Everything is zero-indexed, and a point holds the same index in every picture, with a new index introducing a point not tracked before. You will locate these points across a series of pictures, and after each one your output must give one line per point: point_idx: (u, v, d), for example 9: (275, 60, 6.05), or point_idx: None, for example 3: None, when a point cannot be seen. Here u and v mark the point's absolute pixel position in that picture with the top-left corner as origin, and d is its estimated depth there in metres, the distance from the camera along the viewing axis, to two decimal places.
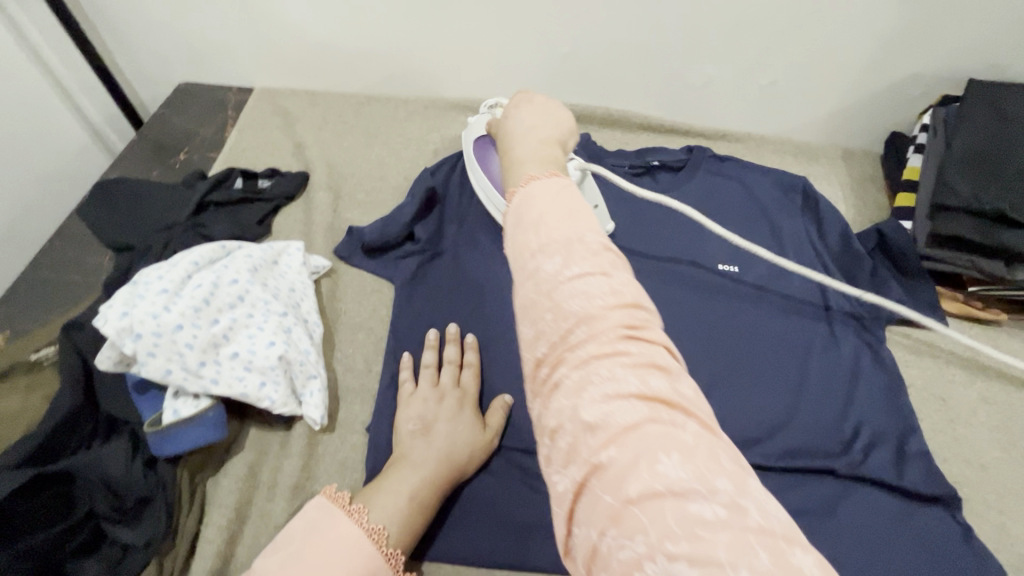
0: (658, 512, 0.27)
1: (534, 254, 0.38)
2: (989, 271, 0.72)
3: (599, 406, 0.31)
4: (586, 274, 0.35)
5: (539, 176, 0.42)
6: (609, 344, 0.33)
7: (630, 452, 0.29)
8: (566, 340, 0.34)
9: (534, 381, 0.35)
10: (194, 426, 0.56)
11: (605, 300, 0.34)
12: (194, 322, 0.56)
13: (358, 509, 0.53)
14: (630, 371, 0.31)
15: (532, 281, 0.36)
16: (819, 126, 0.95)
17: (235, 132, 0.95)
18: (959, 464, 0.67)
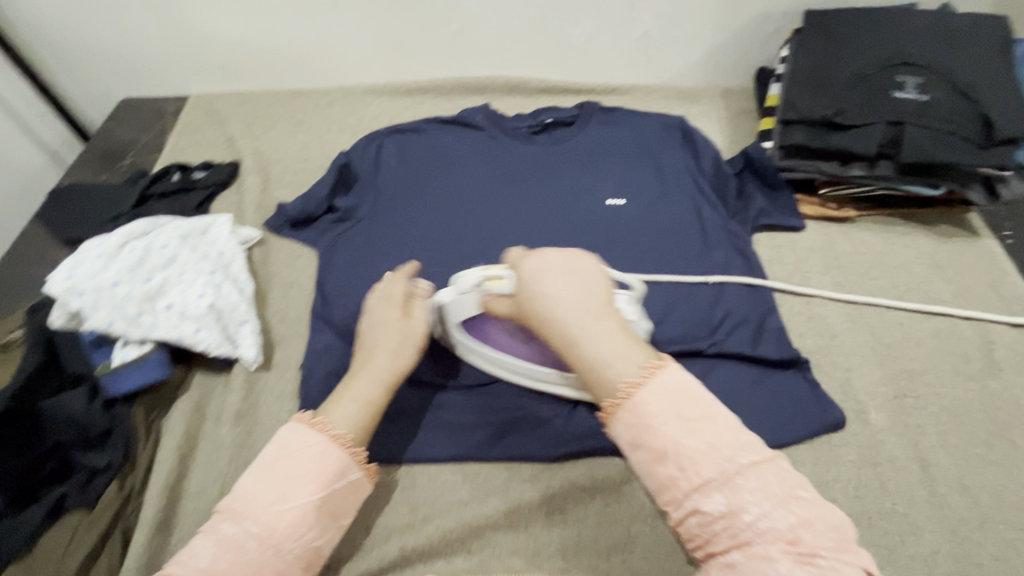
0: (762, 553, 0.44)
1: (668, 461, 0.48)
2: (828, 171, 0.83)
3: (723, 496, 0.46)
4: (720, 483, 0.46)
5: (646, 378, 0.51)
6: (710, 457, 0.47)
7: (753, 525, 0.45)
8: (697, 490, 0.47)
9: (657, 485, 0.49)
10: (140, 367, 0.67)
11: (729, 478, 0.46)
12: (130, 281, 0.67)
13: (338, 431, 0.58)
14: (726, 471, 0.46)
15: (651, 425, 0.49)
16: (697, 70, 1.06)
17: (173, 135, 1.05)
18: (813, 336, 0.77)
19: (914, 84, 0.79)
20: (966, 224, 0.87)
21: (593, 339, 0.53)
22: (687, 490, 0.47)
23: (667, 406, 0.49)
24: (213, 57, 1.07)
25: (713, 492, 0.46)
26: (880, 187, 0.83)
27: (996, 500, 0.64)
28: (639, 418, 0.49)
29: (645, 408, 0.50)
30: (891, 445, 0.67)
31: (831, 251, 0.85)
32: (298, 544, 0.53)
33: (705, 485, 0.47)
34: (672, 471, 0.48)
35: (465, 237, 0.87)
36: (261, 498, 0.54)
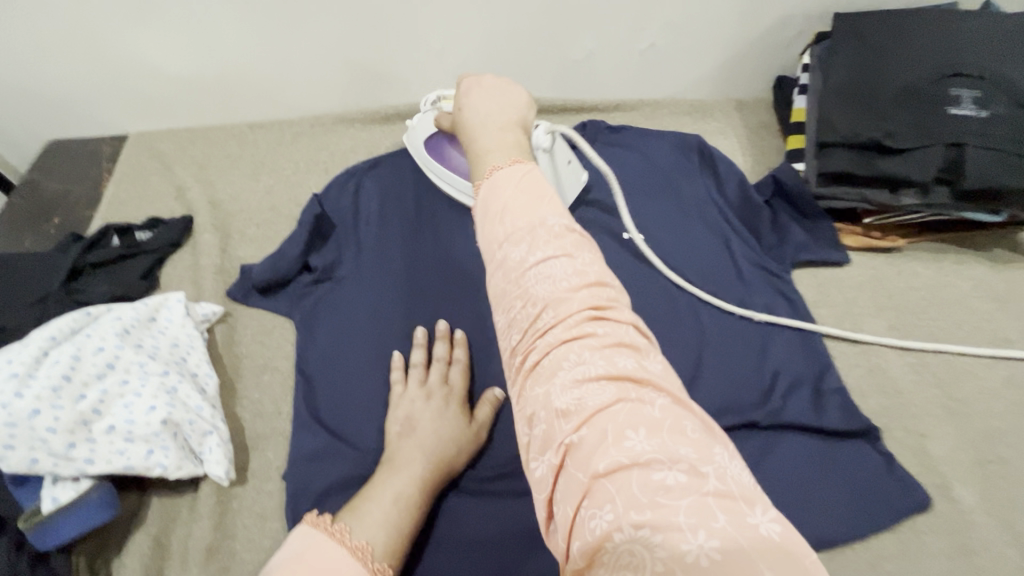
0: (591, 438, 0.35)
1: (501, 244, 0.46)
2: (876, 201, 0.73)
3: (559, 364, 0.39)
4: (550, 259, 0.43)
5: (502, 168, 0.52)
6: (580, 359, 0.39)
7: (574, 382, 0.38)
8: (536, 327, 0.41)
9: (525, 395, 0.41)
10: (76, 511, 0.53)
11: (570, 282, 0.42)
12: (55, 403, 0.53)
13: (357, 542, 0.51)
14: (566, 287, 0.42)
15: (531, 315, 0.42)
16: (707, 81, 0.95)
17: (111, 185, 0.90)
18: (876, 395, 0.68)
19: (970, 99, 0.70)
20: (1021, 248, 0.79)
21: (507, 223, 0.47)
22: (545, 392, 0.39)
23: (522, 196, 0.49)
24: (151, 89, 0.91)
25: (572, 371, 0.38)
26: (932, 215, 0.74)
27: None
28: (494, 231, 0.48)
29: (510, 249, 0.45)
30: (983, 526, 0.59)
31: (881, 288, 0.76)
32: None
33: (555, 356, 0.39)
34: (518, 301, 0.43)
35: (466, 293, 0.74)
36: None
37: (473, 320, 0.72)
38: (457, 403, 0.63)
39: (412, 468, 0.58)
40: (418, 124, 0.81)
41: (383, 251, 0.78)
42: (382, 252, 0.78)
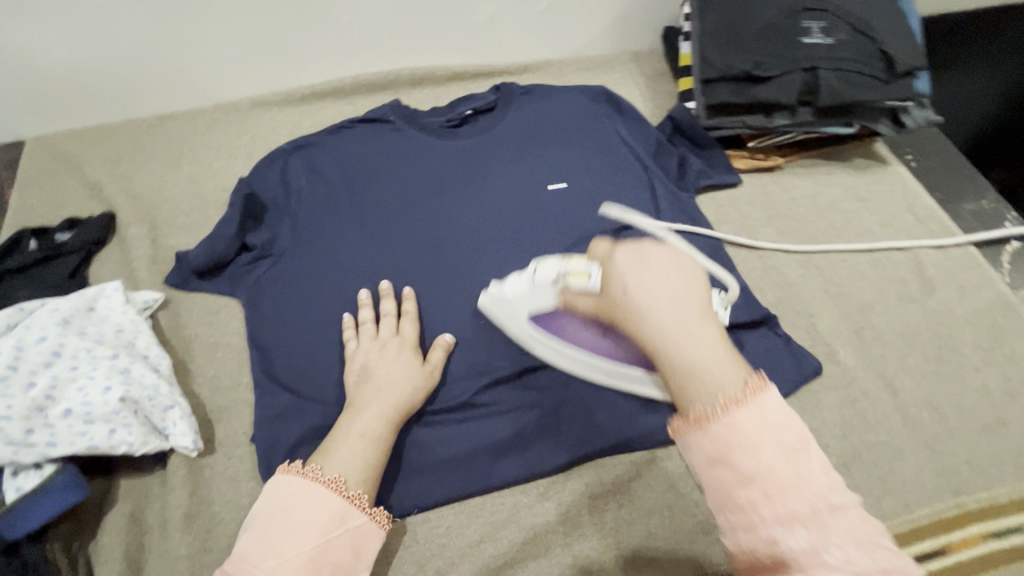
0: (813, 551, 0.37)
1: (730, 466, 0.39)
2: (753, 125, 0.84)
3: (783, 522, 0.37)
4: (793, 495, 0.38)
5: (741, 397, 0.40)
6: (792, 472, 0.38)
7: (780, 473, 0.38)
8: (752, 470, 0.38)
9: (716, 492, 0.40)
10: (44, 496, 0.53)
11: (788, 451, 0.39)
12: (5, 393, 0.54)
13: (331, 476, 0.56)
14: (791, 456, 0.39)
15: (732, 455, 0.39)
16: (605, 37, 1.03)
17: (15, 193, 0.86)
18: (772, 289, 0.79)
19: (819, 29, 0.81)
20: (875, 156, 0.93)
21: (696, 341, 0.42)
22: (736, 503, 0.39)
23: (756, 424, 0.39)
24: (42, 88, 0.86)
25: (754, 454, 0.39)
26: (801, 133, 0.86)
27: (957, 409, 0.70)
28: (731, 431, 0.39)
29: (734, 436, 0.39)
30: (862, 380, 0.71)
31: (768, 202, 0.88)
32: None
33: (762, 495, 0.38)
34: (729, 452, 0.39)
35: (408, 252, 0.78)
36: (256, 549, 0.51)
37: (419, 279, 0.76)
38: (410, 348, 0.68)
39: (376, 410, 0.62)
40: (513, 297, 0.64)
41: (323, 220, 0.81)
42: (322, 222, 0.80)
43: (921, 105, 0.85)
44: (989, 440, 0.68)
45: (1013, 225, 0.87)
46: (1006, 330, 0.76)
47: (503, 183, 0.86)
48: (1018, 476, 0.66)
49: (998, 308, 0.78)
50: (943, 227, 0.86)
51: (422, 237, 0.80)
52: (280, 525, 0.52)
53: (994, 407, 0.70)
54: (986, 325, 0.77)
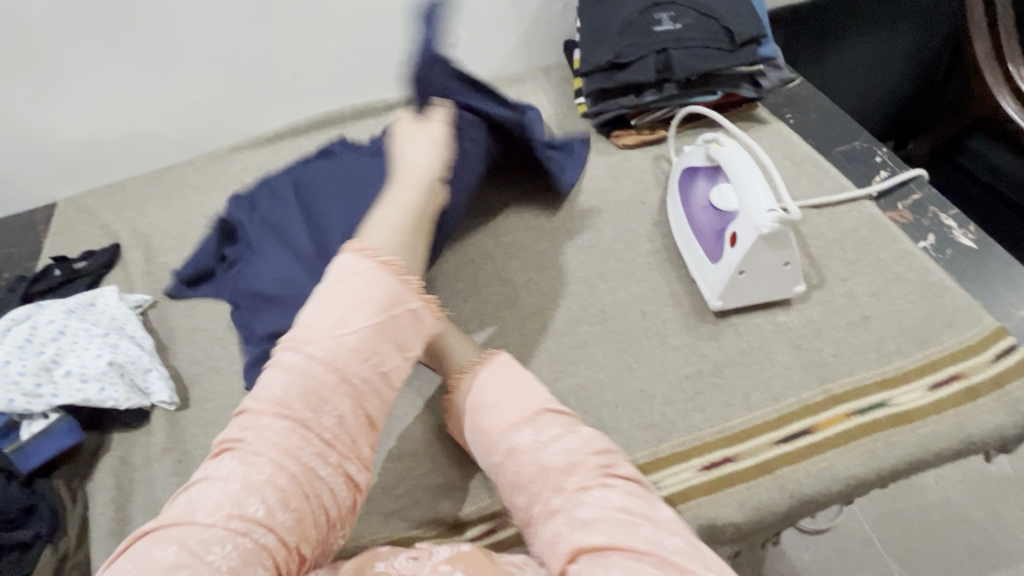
0: (616, 542, 0.50)
1: (506, 434, 0.61)
2: (627, 104, 0.98)
3: (569, 489, 0.56)
4: (558, 440, 0.59)
5: (483, 362, 0.68)
6: (557, 440, 0.59)
7: (553, 450, 0.58)
8: (534, 452, 0.59)
9: (505, 481, 0.60)
10: (50, 436, 0.69)
11: (580, 453, 0.58)
12: (21, 356, 0.70)
13: (388, 258, 0.60)
14: (577, 454, 0.58)
15: (483, 408, 0.64)
16: (513, 57, 1.21)
17: (49, 239, 1.08)
18: (656, 235, 0.89)
19: (669, 18, 0.95)
20: (755, 117, 1.04)
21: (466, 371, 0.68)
22: (525, 502, 0.58)
23: (506, 385, 0.64)
24: (66, 157, 1.10)
25: (563, 462, 0.57)
26: (675, 107, 0.99)
27: (824, 312, 0.77)
28: (480, 387, 0.65)
29: (481, 380, 0.66)
30: (743, 310, 0.78)
31: (657, 167, 1.00)
32: (351, 376, 0.55)
33: (557, 483, 0.57)
34: (499, 425, 0.61)
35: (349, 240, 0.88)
36: (317, 331, 0.55)
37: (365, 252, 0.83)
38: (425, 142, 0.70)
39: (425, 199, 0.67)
40: (689, 152, 0.86)
41: (269, 215, 0.90)
42: (268, 216, 0.90)
43: (775, 67, 0.97)
44: (855, 334, 0.74)
45: (882, 157, 0.96)
46: (873, 242, 0.83)
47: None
48: (883, 359, 0.72)
49: (866, 225, 0.86)
50: (817, 166, 0.95)
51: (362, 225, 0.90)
52: (336, 309, 0.56)
53: (859, 306, 0.77)
54: (855, 240, 0.84)
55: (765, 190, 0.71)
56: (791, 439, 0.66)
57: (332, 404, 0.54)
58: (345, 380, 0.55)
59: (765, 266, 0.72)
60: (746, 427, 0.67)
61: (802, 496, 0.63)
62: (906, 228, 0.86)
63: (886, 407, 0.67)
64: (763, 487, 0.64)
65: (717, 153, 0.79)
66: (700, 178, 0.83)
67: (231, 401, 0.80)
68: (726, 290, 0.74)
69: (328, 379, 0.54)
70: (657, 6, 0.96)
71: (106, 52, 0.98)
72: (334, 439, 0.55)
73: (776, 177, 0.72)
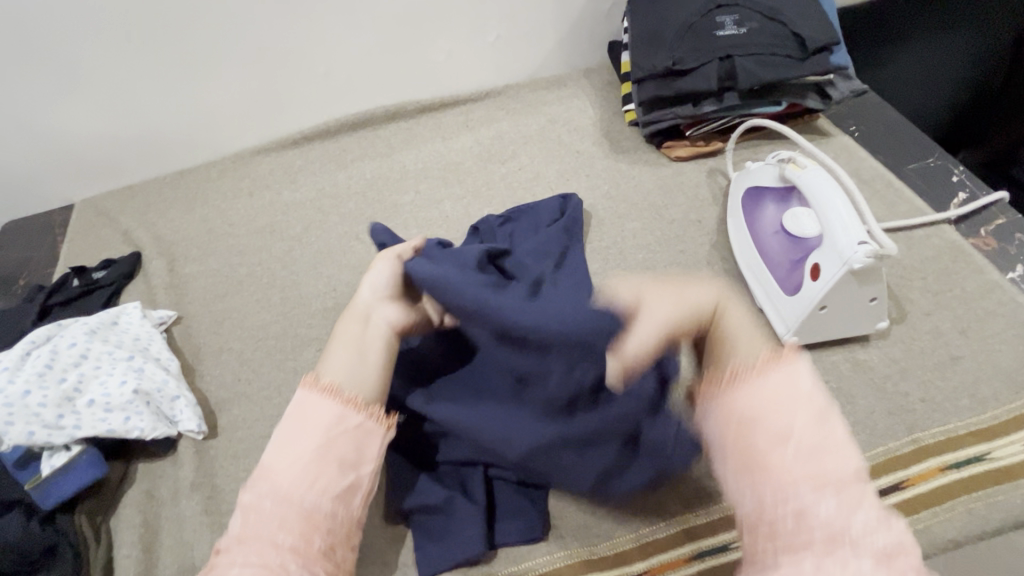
0: None
1: (779, 462, 0.44)
2: (685, 114, 0.91)
3: (842, 550, 0.41)
4: (846, 500, 0.43)
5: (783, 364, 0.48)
6: (842, 481, 0.43)
7: (810, 493, 0.43)
8: (806, 499, 0.43)
9: (739, 467, 0.46)
10: (71, 471, 0.64)
11: (866, 511, 0.42)
12: (41, 385, 0.66)
13: (326, 383, 0.55)
14: (862, 518, 0.42)
15: (759, 424, 0.46)
16: (555, 58, 1.15)
17: (66, 244, 1.03)
18: (717, 258, 0.83)
19: (732, 22, 0.88)
20: (818, 130, 0.97)
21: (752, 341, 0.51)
22: (767, 525, 0.44)
23: (792, 400, 0.46)
24: (85, 157, 1.05)
25: (825, 501, 0.42)
26: (735, 117, 0.92)
27: (908, 351, 0.70)
28: (759, 394, 0.47)
29: (770, 388, 0.47)
30: (818, 345, 0.72)
31: (713, 182, 0.93)
32: (318, 491, 0.50)
33: (825, 536, 0.42)
34: (758, 438, 0.46)
35: None
36: (289, 469, 0.50)
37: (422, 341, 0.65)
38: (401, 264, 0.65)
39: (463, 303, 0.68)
40: (754, 169, 0.80)
41: None
42: None
43: (845, 77, 0.90)
44: (944, 378, 0.68)
45: (960, 177, 0.89)
46: (957, 273, 0.77)
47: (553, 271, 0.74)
48: (975, 407, 0.66)
49: (948, 253, 0.79)
50: (890, 185, 0.88)
51: None
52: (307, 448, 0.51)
53: (946, 345, 0.71)
54: (937, 269, 0.77)
55: (852, 219, 0.64)
56: (881, 496, 0.61)
57: (311, 497, 0.49)
58: (318, 489, 0.50)
59: (850, 303, 0.66)
60: None
61: None
62: (991, 257, 0.79)
63: (983, 461, 0.63)
64: None
65: (793, 173, 0.72)
66: (768, 202, 0.77)
67: (263, 430, 0.75)
68: (803, 325, 0.68)
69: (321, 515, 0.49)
70: (719, 9, 0.89)
71: (130, 47, 0.92)
72: (332, 522, 0.50)
73: (864, 204, 0.65)
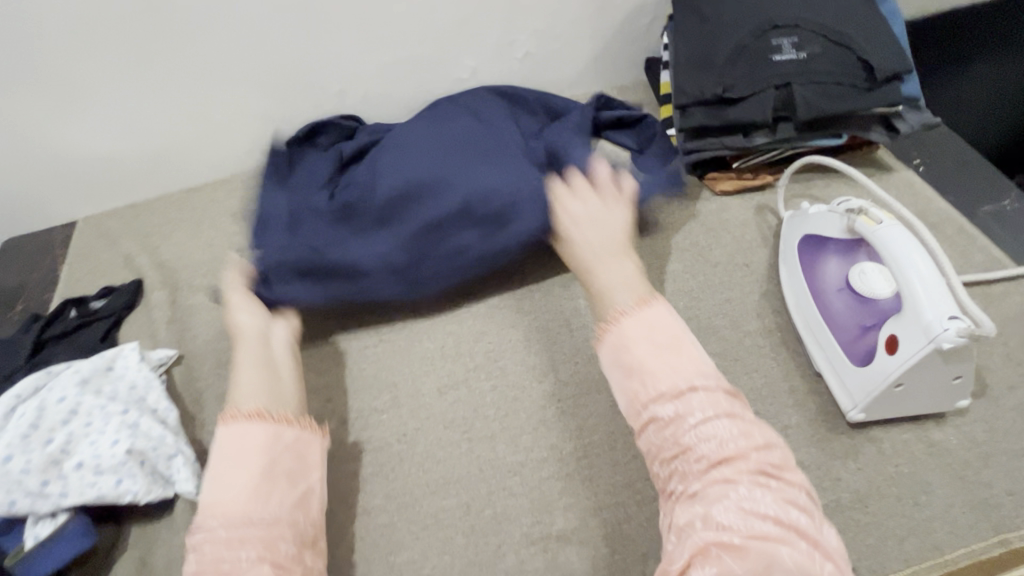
0: (758, 553, 0.42)
1: (647, 403, 0.51)
2: (734, 145, 0.83)
3: (721, 471, 0.47)
4: (732, 465, 0.47)
5: (635, 312, 0.56)
6: (720, 432, 0.48)
7: (698, 431, 0.48)
8: (679, 429, 0.49)
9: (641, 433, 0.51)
10: (57, 543, 0.59)
11: (738, 440, 0.48)
12: (26, 448, 0.60)
13: (251, 411, 0.60)
14: (734, 439, 0.48)
15: (628, 353, 0.53)
16: (587, 76, 1.07)
17: (67, 267, 0.98)
18: (767, 310, 0.75)
19: (790, 45, 0.79)
20: (878, 163, 0.88)
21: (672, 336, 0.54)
22: (657, 460, 0.51)
23: (654, 345, 0.53)
24: (87, 174, 0.99)
25: (727, 469, 0.47)
26: (788, 149, 0.84)
27: (991, 432, 0.62)
28: (627, 342, 0.54)
29: (634, 329, 0.54)
30: (886, 421, 0.64)
31: (762, 220, 0.85)
32: (274, 504, 0.55)
33: (690, 446, 0.48)
34: (640, 392, 0.52)
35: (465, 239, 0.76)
36: (235, 505, 0.54)
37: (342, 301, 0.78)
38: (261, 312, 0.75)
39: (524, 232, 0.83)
40: (814, 214, 0.72)
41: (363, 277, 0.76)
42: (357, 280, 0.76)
43: (913, 107, 0.82)
44: None
45: None
46: None
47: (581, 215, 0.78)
48: None
49: None
50: (961, 230, 0.79)
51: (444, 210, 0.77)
52: (250, 477, 0.55)
53: None
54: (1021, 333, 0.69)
55: (940, 286, 0.56)
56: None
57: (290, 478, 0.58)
58: (273, 500, 0.55)
59: (932, 381, 0.58)
60: None
61: None
62: None
63: None
64: None
65: (864, 226, 0.63)
66: (831, 255, 0.69)
67: None
68: (874, 401, 0.61)
69: (301, 523, 0.56)
70: (775, 30, 0.80)
71: (133, 61, 0.87)
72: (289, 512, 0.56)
73: (951, 269, 0.57)
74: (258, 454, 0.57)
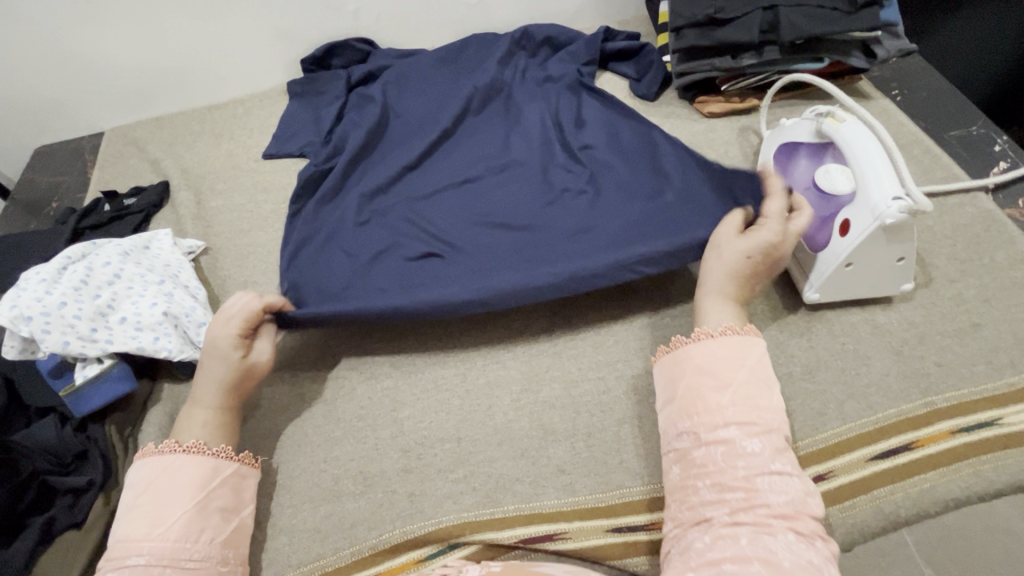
0: None
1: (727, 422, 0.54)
2: (723, 66, 0.89)
3: (772, 521, 0.48)
4: (777, 494, 0.50)
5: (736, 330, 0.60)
6: (776, 480, 0.50)
7: (771, 475, 0.51)
8: (750, 462, 0.51)
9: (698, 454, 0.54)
10: (104, 383, 0.68)
11: (795, 493, 0.50)
12: (76, 298, 0.68)
13: (192, 443, 0.62)
14: (792, 497, 0.50)
15: (710, 370, 0.58)
16: (591, 7, 1.11)
17: (97, 171, 1.05)
18: None
19: None
20: (858, 92, 0.94)
21: (772, 390, 0.56)
22: (711, 476, 0.52)
23: (752, 379, 0.56)
24: (115, 85, 1.06)
25: (774, 512, 0.49)
26: (774, 73, 0.90)
27: (929, 316, 0.70)
28: (709, 362, 0.58)
29: (716, 350, 0.59)
30: (838, 305, 0.72)
31: (744, 140, 0.91)
32: (205, 542, 0.57)
33: (752, 481, 0.50)
34: (715, 411, 0.55)
35: (463, 203, 0.89)
36: (162, 539, 0.55)
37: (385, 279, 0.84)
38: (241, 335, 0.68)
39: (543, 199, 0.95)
40: (788, 125, 0.79)
41: (381, 236, 0.86)
42: (375, 240, 0.86)
43: (893, 35, 0.87)
44: (961, 343, 0.68)
45: (1002, 146, 0.86)
46: (988, 242, 0.75)
47: (584, 131, 0.93)
48: (993, 375, 0.66)
49: (981, 222, 0.77)
50: (927, 151, 0.86)
51: (441, 186, 0.92)
52: (176, 516, 0.57)
53: (968, 311, 0.70)
54: (968, 237, 0.76)
55: (889, 173, 0.63)
56: (889, 455, 0.63)
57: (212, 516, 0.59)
58: (203, 540, 0.57)
59: (879, 261, 0.66)
60: (841, 439, 0.64)
61: (897, 520, 0.60)
62: None
63: (996, 426, 0.63)
64: (859, 508, 0.61)
65: (831, 127, 0.70)
66: (800, 159, 0.76)
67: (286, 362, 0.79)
68: (826, 282, 0.68)
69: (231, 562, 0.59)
70: None
71: None
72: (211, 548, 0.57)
73: (900, 158, 0.64)
74: (193, 480, 0.59)
